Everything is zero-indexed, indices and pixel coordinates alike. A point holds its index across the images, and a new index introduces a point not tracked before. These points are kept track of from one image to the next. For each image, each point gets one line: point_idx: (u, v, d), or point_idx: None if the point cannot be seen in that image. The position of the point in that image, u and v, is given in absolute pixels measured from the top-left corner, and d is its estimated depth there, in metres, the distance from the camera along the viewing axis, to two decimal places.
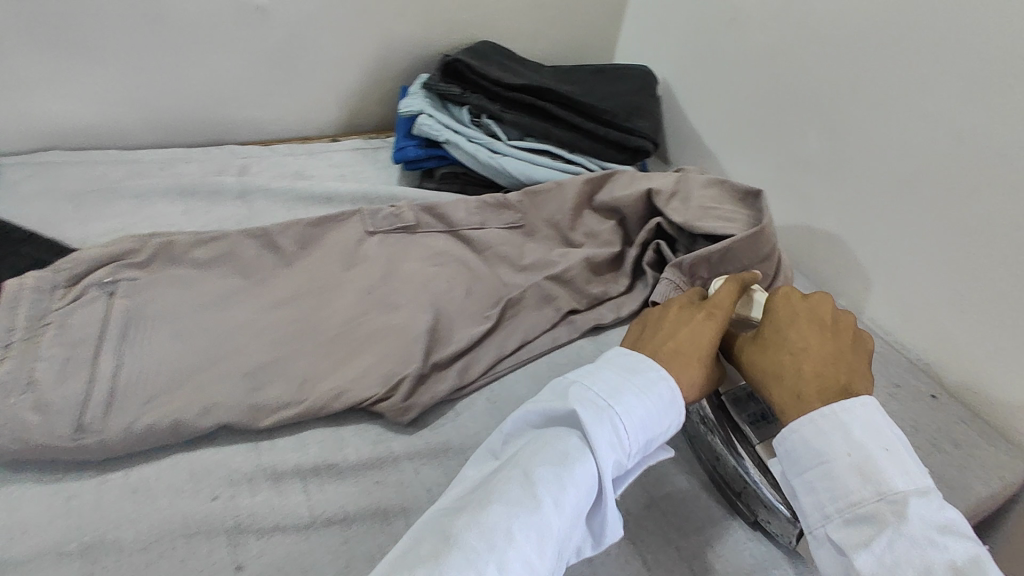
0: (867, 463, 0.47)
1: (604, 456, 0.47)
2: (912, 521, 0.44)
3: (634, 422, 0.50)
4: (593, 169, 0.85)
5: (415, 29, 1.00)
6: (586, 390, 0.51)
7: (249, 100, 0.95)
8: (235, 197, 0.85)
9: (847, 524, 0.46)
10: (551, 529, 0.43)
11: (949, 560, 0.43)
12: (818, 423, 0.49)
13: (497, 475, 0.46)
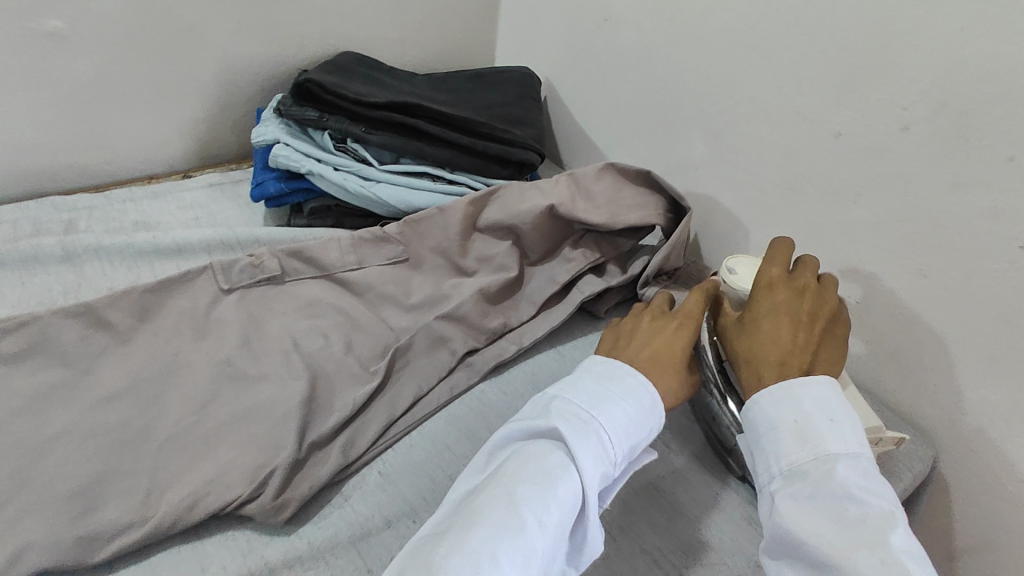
0: (809, 424, 0.46)
1: (592, 468, 0.44)
2: (844, 480, 0.43)
3: (617, 429, 0.47)
4: (478, 188, 0.79)
5: (264, 45, 0.89)
6: (568, 402, 0.48)
7: (69, 141, 0.82)
8: (60, 261, 0.72)
9: (784, 480, 0.45)
10: (535, 555, 0.40)
11: (865, 521, 0.42)
12: (770, 392, 0.48)
13: (476, 501, 0.43)
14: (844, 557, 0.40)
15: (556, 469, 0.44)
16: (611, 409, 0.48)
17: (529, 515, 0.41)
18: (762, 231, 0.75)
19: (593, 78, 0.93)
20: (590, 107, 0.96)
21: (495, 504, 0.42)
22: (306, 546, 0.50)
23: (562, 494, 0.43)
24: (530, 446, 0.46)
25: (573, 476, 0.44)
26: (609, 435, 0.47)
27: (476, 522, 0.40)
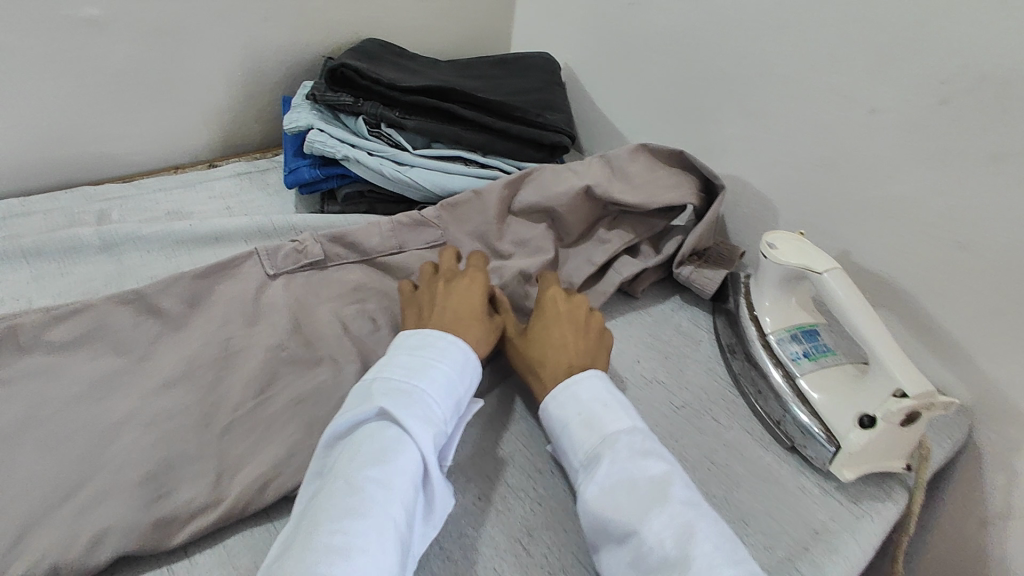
0: (591, 412, 0.51)
1: (418, 435, 0.47)
2: (613, 464, 0.48)
3: (434, 399, 0.50)
4: (511, 171, 0.80)
5: (290, 32, 0.89)
6: (387, 381, 0.50)
7: (98, 132, 0.81)
8: (97, 251, 0.71)
9: (585, 469, 0.49)
10: (392, 521, 0.42)
11: (649, 482, 0.46)
12: (558, 391, 0.53)
13: (323, 492, 0.44)
14: (638, 520, 0.44)
15: (389, 442, 0.46)
16: (427, 377, 0.51)
17: (373, 491, 0.43)
18: (792, 209, 0.77)
19: (616, 62, 0.94)
20: (613, 91, 0.96)
21: (339, 490, 0.43)
22: None
23: (400, 464, 0.45)
24: (353, 436, 0.47)
25: (407, 444, 0.47)
26: (431, 399, 0.50)
27: (338, 504, 0.42)
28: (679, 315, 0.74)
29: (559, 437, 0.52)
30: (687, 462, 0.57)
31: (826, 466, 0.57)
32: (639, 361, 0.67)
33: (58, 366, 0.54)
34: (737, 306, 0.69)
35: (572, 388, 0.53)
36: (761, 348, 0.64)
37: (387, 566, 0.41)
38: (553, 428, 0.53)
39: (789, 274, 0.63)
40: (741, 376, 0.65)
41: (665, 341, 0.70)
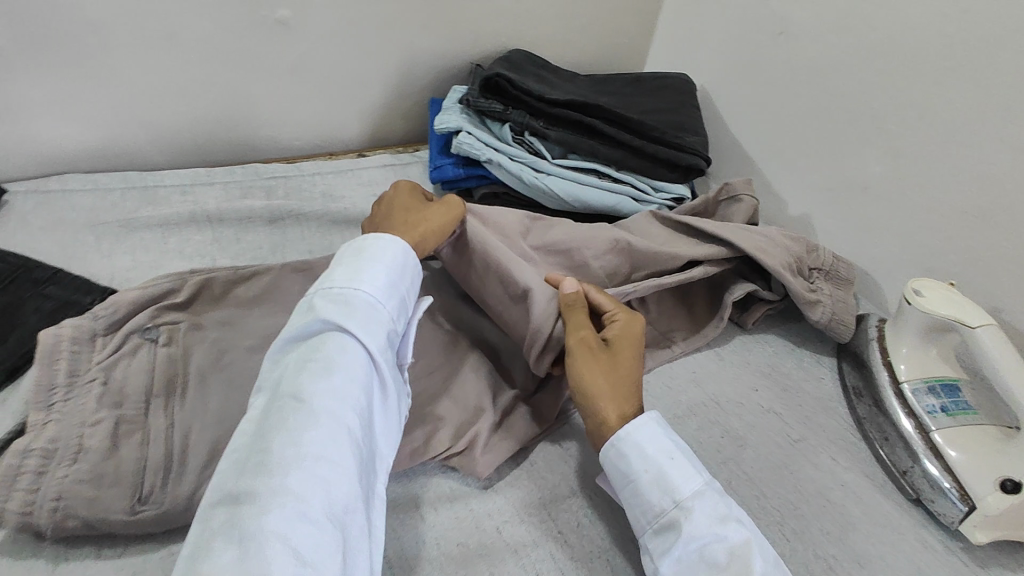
0: (659, 474, 0.50)
1: (364, 341, 0.49)
2: (691, 529, 0.47)
3: (376, 304, 0.53)
4: (643, 189, 0.83)
5: (445, 41, 0.96)
6: (331, 298, 0.51)
7: (270, 118, 0.91)
8: (265, 223, 0.81)
9: (659, 533, 0.49)
10: (345, 425, 0.43)
11: (728, 547, 0.45)
12: (619, 448, 0.52)
13: (272, 408, 0.44)
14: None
15: (337, 348, 0.47)
16: (369, 283, 0.54)
17: (325, 400, 0.44)
18: (938, 257, 0.74)
19: (757, 91, 0.94)
20: (749, 117, 0.96)
21: (287, 404, 0.43)
22: (500, 503, 0.54)
23: (348, 369, 0.46)
24: (301, 348, 0.48)
25: (355, 350, 0.48)
26: (373, 302, 0.53)
27: (287, 418, 0.42)
28: (802, 350, 0.73)
29: (625, 493, 0.51)
30: (806, 497, 0.57)
31: (954, 523, 0.55)
32: (756, 390, 0.67)
33: (239, 319, 0.62)
34: (867, 348, 0.67)
35: (632, 438, 0.51)
36: (892, 395, 0.62)
37: (346, 468, 0.42)
38: (618, 477, 0.52)
39: (932, 324, 0.61)
40: (866, 421, 0.63)
41: (787, 372, 0.70)
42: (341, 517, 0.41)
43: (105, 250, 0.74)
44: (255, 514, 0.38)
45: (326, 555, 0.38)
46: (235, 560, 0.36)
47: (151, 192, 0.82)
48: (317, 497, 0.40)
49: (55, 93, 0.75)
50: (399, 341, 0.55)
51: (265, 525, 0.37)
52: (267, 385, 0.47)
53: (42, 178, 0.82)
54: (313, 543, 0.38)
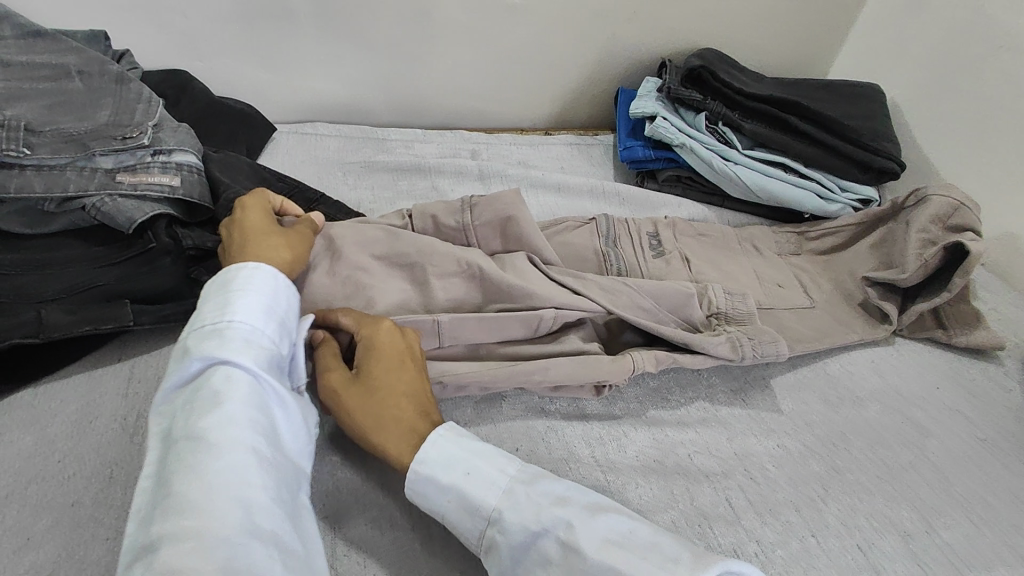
0: (460, 494, 0.48)
1: (247, 369, 0.46)
2: (515, 538, 0.45)
3: (256, 327, 0.49)
4: (830, 186, 0.86)
5: (644, 37, 1.03)
6: (195, 332, 0.48)
7: (481, 92, 1.03)
8: (474, 178, 0.91)
9: (488, 554, 0.47)
10: (249, 449, 0.42)
11: (551, 550, 0.44)
12: (416, 491, 0.49)
13: (165, 459, 0.42)
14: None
15: (222, 380, 0.45)
16: (244, 308, 0.50)
17: (227, 429, 0.42)
18: None
19: (964, 107, 0.93)
20: (949, 133, 0.95)
21: (184, 445, 0.41)
22: (692, 433, 0.59)
23: (240, 394, 0.45)
24: (186, 393, 0.45)
25: (241, 377, 0.46)
26: (253, 330, 0.49)
27: (184, 458, 0.41)
28: (992, 363, 0.73)
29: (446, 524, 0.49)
30: (996, 491, 0.58)
31: None
32: (940, 387, 0.68)
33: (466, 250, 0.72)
34: None
35: (423, 471, 0.48)
36: None
37: (258, 487, 0.41)
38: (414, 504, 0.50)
39: None
40: None
41: (972, 378, 0.70)
42: (266, 534, 0.40)
43: (350, 183, 0.88)
44: (178, 560, 0.36)
45: (260, 567, 0.38)
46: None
47: (384, 143, 0.96)
48: (235, 517, 0.39)
49: (327, 53, 0.92)
50: (288, 361, 0.53)
51: (179, 563, 0.36)
52: (155, 438, 0.45)
53: (300, 123, 0.99)
54: (248, 556, 0.38)
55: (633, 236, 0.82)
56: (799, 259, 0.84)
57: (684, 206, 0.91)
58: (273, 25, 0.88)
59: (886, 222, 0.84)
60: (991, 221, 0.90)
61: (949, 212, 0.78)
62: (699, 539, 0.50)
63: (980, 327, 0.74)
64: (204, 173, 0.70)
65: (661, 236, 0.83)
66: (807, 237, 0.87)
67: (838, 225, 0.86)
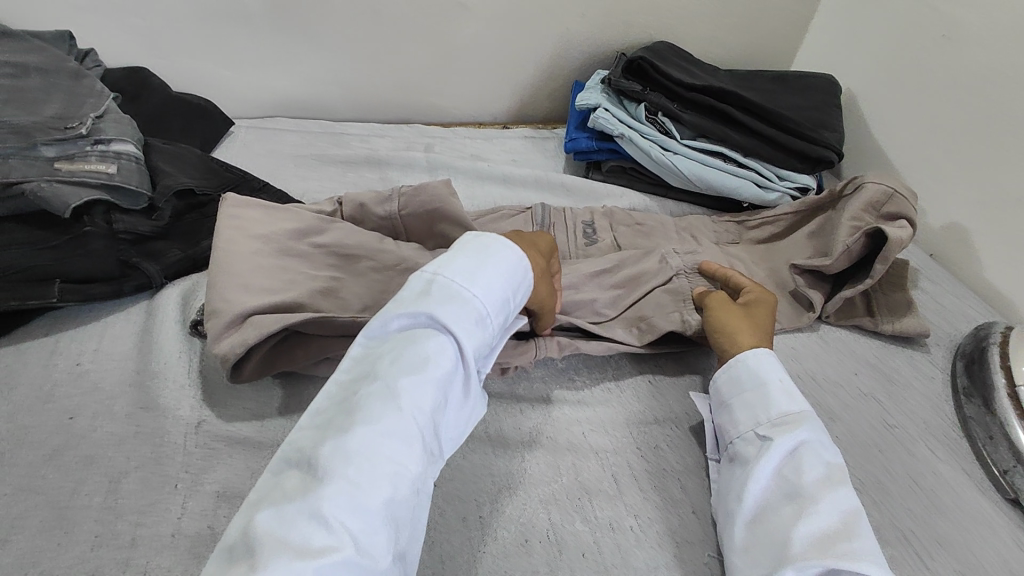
0: (792, 388, 0.55)
1: (458, 348, 0.47)
2: (811, 430, 0.52)
3: (486, 308, 0.50)
4: (767, 176, 0.86)
5: (598, 30, 1.04)
6: (446, 286, 0.49)
7: (436, 87, 1.05)
8: (423, 170, 0.93)
9: (774, 426, 0.53)
10: (417, 429, 0.42)
11: (833, 460, 0.51)
12: (761, 358, 0.58)
13: (359, 392, 0.44)
14: (827, 492, 0.48)
15: (432, 352, 0.45)
16: (486, 291, 0.51)
17: (411, 397, 0.43)
18: None
19: (912, 97, 0.92)
20: (900, 123, 0.94)
21: (377, 394, 0.43)
22: (593, 411, 0.62)
23: (438, 373, 0.45)
24: (399, 341, 0.46)
25: (446, 355, 0.46)
26: (485, 314, 0.50)
27: (373, 408, 0.42)
28: (916, 351, 0.73)
29: (749, 389, 0.56)
30: (888, 472, 0.60)
31: None
32: (856, 373, 0.70)
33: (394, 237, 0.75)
34: (986, 351, 0.67)
35: (771, 357, 0.58)
36: (1005, 397, 0.62)
37: (409, 472, 0.42)
38: (745, 382, 0.57)
39: None
40: (972, 419, 0.64)
41: (891, 366, 0.71)
42: (397, 518, 0.40)
43: (301, 175, 0.92)
44: (333, 510, 0.38)
45: (378, 547, 0.39)
46: (287, 535, 0.37)
47: (337, 137, 0.99)
48: (378, 495, 0.40)
49: (281, 51, 0.95)
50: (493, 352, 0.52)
51: (322, 508, 0.38)
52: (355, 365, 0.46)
53: (259, 118, 1.02)
54: (369, 537, 0.38)
55: (568, 224, 0.83)
56: (735, 247, 0.85)
57: (627, 195, 0.92)
58: (227, 22, 0.90)
59: (823, 209, 0.83)
60: (937, 211, 0.89)
61: (883, 200, 0.76)
62: (578, 511, 0.53)
63: (908, 315, 0.74)
64: (146, 163, 0.72)
65: (597, 225, 0.84)
66: (746, 226, 0.87)
67: (775, 214, 0.86)
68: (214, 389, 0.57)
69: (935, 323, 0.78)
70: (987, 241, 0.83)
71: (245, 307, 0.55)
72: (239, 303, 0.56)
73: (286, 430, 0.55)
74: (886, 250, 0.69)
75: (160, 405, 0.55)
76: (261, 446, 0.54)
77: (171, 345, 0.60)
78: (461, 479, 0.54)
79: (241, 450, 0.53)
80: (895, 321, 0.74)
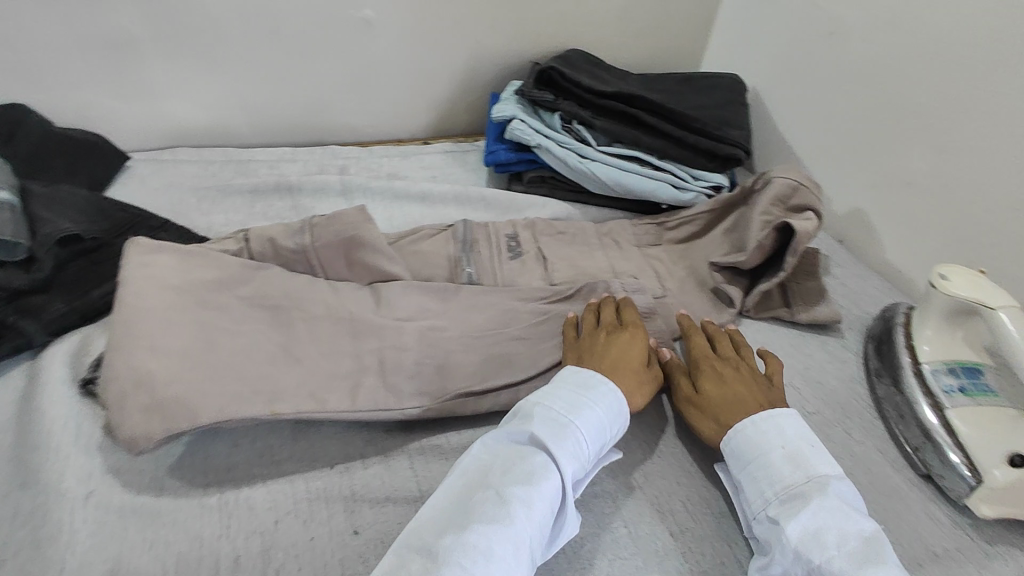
0: (798, 452, 0.53)
1: (565, 467, 0.50)
2: (825, 500, 0.50)
3: (588, 430, 0.53)
4: (681, 177, 0.88)
5: (509, 41, 1.04)
6: (548, 408, 0.53)
7: (348, 107, 1.02)
8: (338, 194, 0.90)
9: (782, 502, 0.51)
10: (524, 535, 0.45)
11: (860, 530, 0.48)
12: (758, 424, 0.55)
13: (474, 495, 0.47)
14: (854, 571, 0.45)
15: (540, 466, 0.49)
16: (586, 417, 0.53)
17: (520, 507, 0.46)
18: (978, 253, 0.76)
19: (808, 92, 0.96)
20: (802, 117, 0.98)
21: (490, 497, 0.46)
22: None
23: (547, 489, 0.48)
24: (510, 453, 0.50)
25: (552, 472, 0.49)
26: (582, 440, 0.52)
27: (486, 510, 0.45)
28: (830, 338, 0.76)
29: (750, 463, 0.54)
30: None
31: (961, 497, 0.58)
32: None
33: None
34: (893, 332, 0.70)
35: (773, 421, 0.55)
36: (912, 376, 0.65)
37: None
38: (747, 455, 0.54)
39: (956, 306, 0.63)
40: (884, 400, 0.66)
41: (808, 355, 0.73)
42: None
43: (205, 210, 0.87)
44: None
45: None
46: None
47: (245, 165, 0.95)
48: None
49: (176, 78, 0.90)
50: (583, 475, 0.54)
51: None
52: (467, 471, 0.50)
53: (158, 150, 0.96)
54: None
55: (490, 239, 0.82)
56: (657, 249, 0.86)
57: (548, 206, 0.91)
58: (112, 52, 0.85)
59: (737, 205, 0.85)
60: (841, 200, 0.94)
61: (789, 193, 0.79)
62: None
63: (821, 304, 0.76)
64: (20, 209, 0.66)
65: (519, 238, 0.83)
66: (665, 228, 0.89)
67: (691, 214, 0.87)
68: (107, 455, 0.53)
69: (847, 308, 0.81)
70: (887, 225, 0.87)
71: (131, 363, 0.51)
72: (124, 359, 0.51)
73: (189, 493, 0.51)
74: (794, 242, 0.72)
75: (42, 480, 0.50)
76: (161, 514, 0.50)
77: (54, 411, 0.55)
78: (383, 523, 0.51)
79: (138, 520, 0.49)
80: (809, 310, 0.76)
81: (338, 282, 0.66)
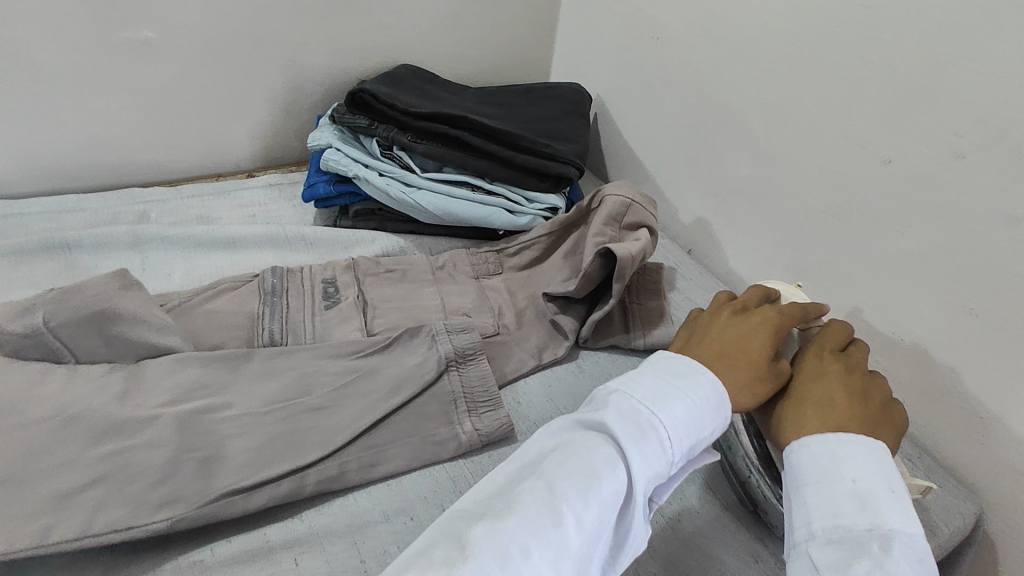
0: (870, 493, 0.41)
1: (638, 472, 0.41)
2: (886, 559, 0.38)
3: (680, 427, 0.43)
4: (514, 199, 0.82)
5: (329, 59, 0.95)
6: (628, 397, 0.44)
7: (146, 142, 0.89)
8: (127, 247, 0.78)
9: (832, 544, 0.39)
10: (570, 545, 0.38)
11: None
12: (833, 444, 0.43)
13: (521, 485, 0.40)
14: None
15: (605, 462, 0.41)
16: (673, 414, 0.43)
17: (573, 511, 0.39)
18: (805, 258, 0.75)
19: (643, 100, 0.94)
20: (640, 125, 0.96)
21: (539, 492, 0.39)
22: (305, 528, 0.52)
23: (608, 495, 0.40)
24: (575, 439, 0.43)
25: (620, 475, 0.41)
26: (668, 441, 0.42)
27: (526, 505, 0.39)
28: None
29: (805, 485, 0.43)
30: None
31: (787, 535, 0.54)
32: None
33: None
34: None
35: (854, 447, 0.43)
36: None
37: None
38: (806, 475, 0.43)
39: None
40: None
41: None
42: None
43: None
44: None
45: None
46: None
47: (14, 220, 0.80)
48: None
49: None
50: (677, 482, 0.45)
51: None
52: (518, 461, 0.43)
53: None
54: None
55: (302, 287, 0.72)
56: (495, 280, 0.80)
57: (376, 240, 0.83)
58: None
59: (576, 225, 0.80)
60: (684, 209, 0.91)
61: (623, 210, 0.75)
62: None
63: (657, 327, 0.73)
64: None
65: (337, 282, 0.74)
66: (505, 254, 0.82)
67: (532, 237, 0.81)
68: None
69: None
70: (726, 233, 0.85)
71: None
72: None
73: None
74: (620, 267, 0.68)
75: None
76: None
77: None
78: None
79: None
80: (647, 335, 0.73)
81: (85, 365, 0.55)
